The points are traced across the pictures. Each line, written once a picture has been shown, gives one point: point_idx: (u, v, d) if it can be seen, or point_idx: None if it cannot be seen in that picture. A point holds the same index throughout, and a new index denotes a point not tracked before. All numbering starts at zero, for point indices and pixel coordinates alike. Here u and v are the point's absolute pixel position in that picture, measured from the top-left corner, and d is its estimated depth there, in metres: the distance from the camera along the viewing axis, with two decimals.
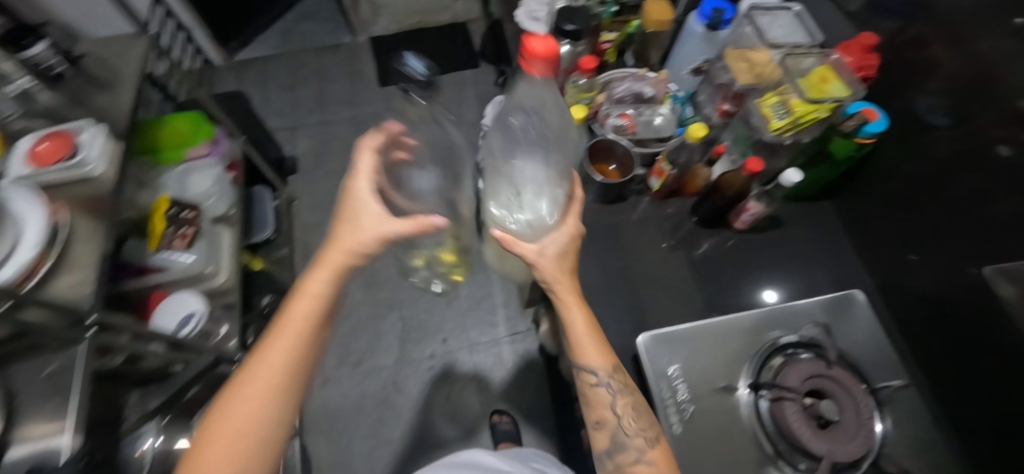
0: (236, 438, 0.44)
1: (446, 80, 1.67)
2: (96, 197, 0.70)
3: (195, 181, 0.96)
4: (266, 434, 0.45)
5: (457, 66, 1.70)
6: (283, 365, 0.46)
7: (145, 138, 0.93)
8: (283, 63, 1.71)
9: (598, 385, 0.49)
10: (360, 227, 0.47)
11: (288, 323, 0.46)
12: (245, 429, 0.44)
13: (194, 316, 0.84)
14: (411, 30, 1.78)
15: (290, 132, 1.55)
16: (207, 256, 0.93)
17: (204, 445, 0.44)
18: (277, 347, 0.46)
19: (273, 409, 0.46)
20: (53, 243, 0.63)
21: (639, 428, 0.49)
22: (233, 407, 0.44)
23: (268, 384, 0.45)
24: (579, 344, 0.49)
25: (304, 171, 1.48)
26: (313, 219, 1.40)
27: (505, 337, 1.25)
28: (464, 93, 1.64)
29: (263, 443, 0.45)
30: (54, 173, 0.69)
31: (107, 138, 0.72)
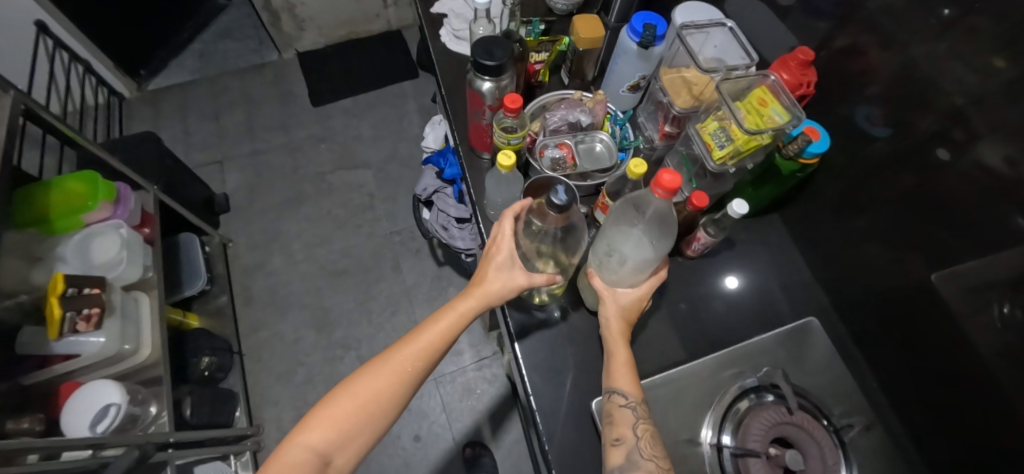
0: (360, 404, 0.53)
1: (385, 94, 1.58)
2: None
3: (99, 248, 0.86)
4: (392, 405, 0.54)
5: (394, 78, 1.60)
6: (420, 358, 0.55)
7: (30, 206, 0.81)
8: (203, 88, 1.57)
9: (625, 408, 0.49)
10: (505, 266, 0.56)
11: (435, 327, 0.56)
12: (382, 395, 0.54)
13: (112, 408, 0.75)
14: (342, 42, 1.67)
15: (218, 166, 1.43)
16: (123, 334, 0.84)
17: (335, 401, 0.53)
18: (419, 341, 0.56)
19: (403, 389, 0.55)
20: None
21: (654, 453, 0.47)
22: (367, 377, 0.54)
23: (399, 370, 0.54)
24: (614, 369, 0.53)
25: (237, 208, 1.37)
26: (252, 260, 1.30)
27: (470, 365, 1.22)
28: (405, 107, 1.56)
29: (386, 411, 0.54)
30: None
31: None
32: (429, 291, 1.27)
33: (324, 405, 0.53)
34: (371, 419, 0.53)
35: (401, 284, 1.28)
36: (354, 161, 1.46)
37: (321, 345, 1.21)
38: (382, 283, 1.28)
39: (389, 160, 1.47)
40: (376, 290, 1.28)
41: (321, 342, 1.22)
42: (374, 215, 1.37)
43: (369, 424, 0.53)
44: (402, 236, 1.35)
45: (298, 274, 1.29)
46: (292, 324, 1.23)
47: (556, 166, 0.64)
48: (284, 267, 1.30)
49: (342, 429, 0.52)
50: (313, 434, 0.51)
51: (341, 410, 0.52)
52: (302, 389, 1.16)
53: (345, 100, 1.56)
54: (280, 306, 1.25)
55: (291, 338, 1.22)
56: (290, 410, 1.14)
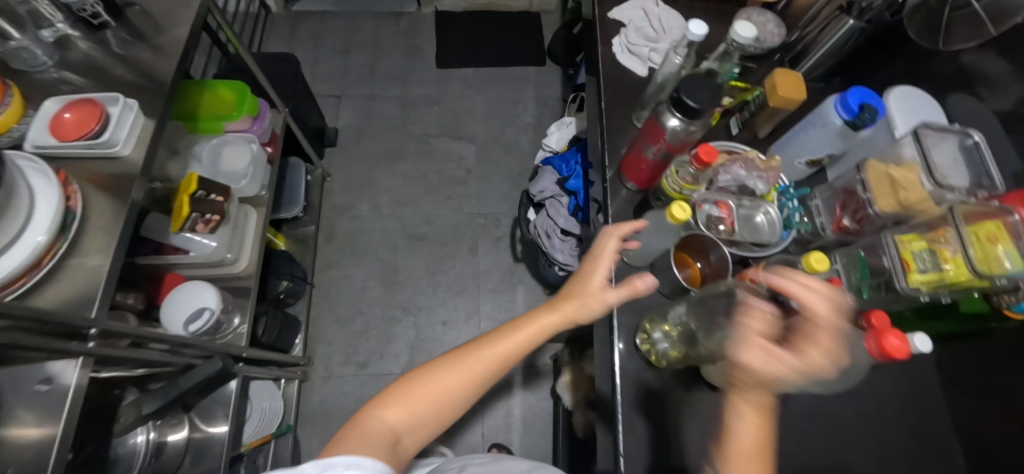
0: (436, 394, 0.52)
1: (507, 73, 1.55)
2: (121, 179, 0.64)
3: (230, 159, 0.89)
4: (461, 398, 0.53)
5: (520, 60, 1.57)
6: (500, 360, 0.55)
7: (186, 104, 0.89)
8: (342, 22, 1.60)
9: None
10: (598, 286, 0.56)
11: (519, 331, 0.56)
12: (454, 390, 0.53)
13: (206, 312, 0.78)
14: (480, 11, 1.65)
15: (335, 101, 1.47)
16: (230, 243, 0.87)
17: (412, 385, 0.53)
18: (501, 345, 0.55)
19: (471, 389, 0.54)
20: (64, 233, 0.57)
21: None
22: (448, 369, 0.53)
23: (473, 369, 0.54)
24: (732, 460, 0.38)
25: (343, 145, 1.40)
26: (343, 200, 1.33)
27: (519, 369, 1.20)
28: (523, 92, 1.53)
29: (453, 404, 0.53)
30: (76, 148, 0.61)
31: (140, 114, 0.65)
32: (499, 283, 1.26)
33: (401, 387, 0.53)
34: (447, 407, 0.53)
35: (473, 267, 1.28)
36: (460, 132, 1.45)
37: (383, 301, 1.23)
38: (455, 261, 1.28)
39: (494, 140, 1.45)
40: (448, 265, 1.28)
41: (384, 298, 1.24)
42: (465, 191, 1.37)
43: (442, 412, 0.53)
44: (486, 220, 1.33)
45: (381, 226, 1.31)
46: (363, 272, 1.26)
47: (711, 225, 0.59)
48: (369, 216, 1.32)
49: (419, 409, 0.51)
50: (391, 412, 0.50)
51: (421, 396, 0.52)
52: (357, 336, 1.20)
53: (467, 69, 1.55)
54: (357, 251, 1.28)
55: (359, 285, 1.24)
56: (341, 354, 1.18)
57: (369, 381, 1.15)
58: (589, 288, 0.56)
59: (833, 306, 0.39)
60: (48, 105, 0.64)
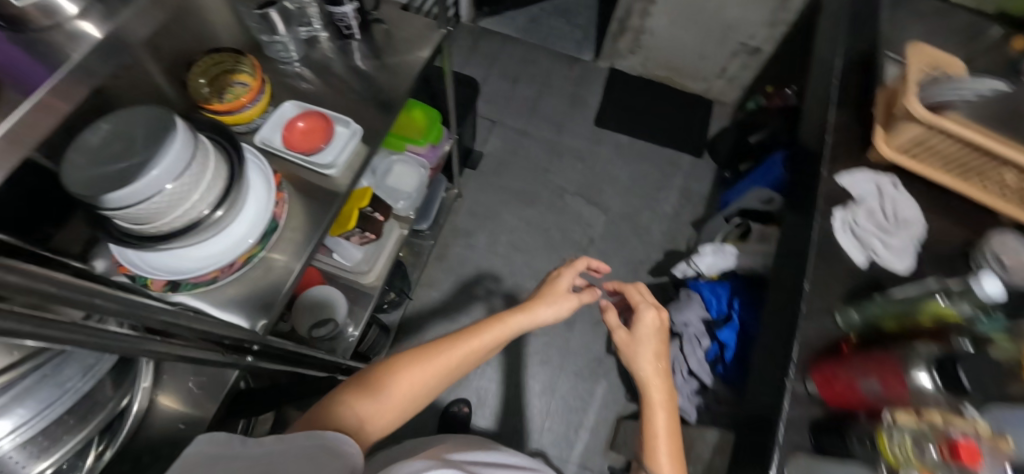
0: (398, 383, 0.62)
1: (662, 154, 1.49)
2: (321, 196, 0.66)
3: (397, 177, 0.91)
4: (448, 372, 0.65)
5: (677, 144, 1.50)
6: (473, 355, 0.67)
7: None
8: (519, 51, 1.62)
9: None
10: (563, 294, 0.77)
11: (484, 334, 0.69)
12: (435, 369, 0.64)
13: (330, 322, 0.81)
14: (655, 82, 1.60)
15: (489, 125, 1.48)
16: (369, 255, 0.89)
17: (395, 369, 0.62)
18: (468, 348, 0.67)
19: (462, 365, 0.67)
20: (264, 238, 0.60)
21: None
22: (415, 361, 0.64)
23: (448, 359, 0.65)
24: (654, 439, 0.62)
25: (482, 171, 1.41)
26: (465, 225, 1.34)
27: (575, 464, 1.13)
28: (672, 178, 1.46)
29: (443, 377, 0.65)
30: (298, 158, 0.65)
31: (358, 142, 0.68)
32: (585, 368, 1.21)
33: (376, 376, 0.62)
34: (422, 397, 0.63)
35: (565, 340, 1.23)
36: (596, 198, 1.41)
37: None
38: (548, 328, 1.26)
39: (627, 218, 1.39)
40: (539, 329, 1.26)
41: None
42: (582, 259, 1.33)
43: (411, 400, 0.62)
44: None
45: (490, 264, 1.30)
46: (458, 304, 1.25)
47: None
48: (483, 249, 1.32)
49: (397, 386, 0.61)
50: (361, 398, 0.58)
51: (401, 383, 0.61)
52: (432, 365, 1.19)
53: (624, 137, 1.50)
54: (460, 281, 1.28)
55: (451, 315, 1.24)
56: None
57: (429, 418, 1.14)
58: (543, 303, 0.75)
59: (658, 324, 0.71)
60: (285, 106, 0.68)
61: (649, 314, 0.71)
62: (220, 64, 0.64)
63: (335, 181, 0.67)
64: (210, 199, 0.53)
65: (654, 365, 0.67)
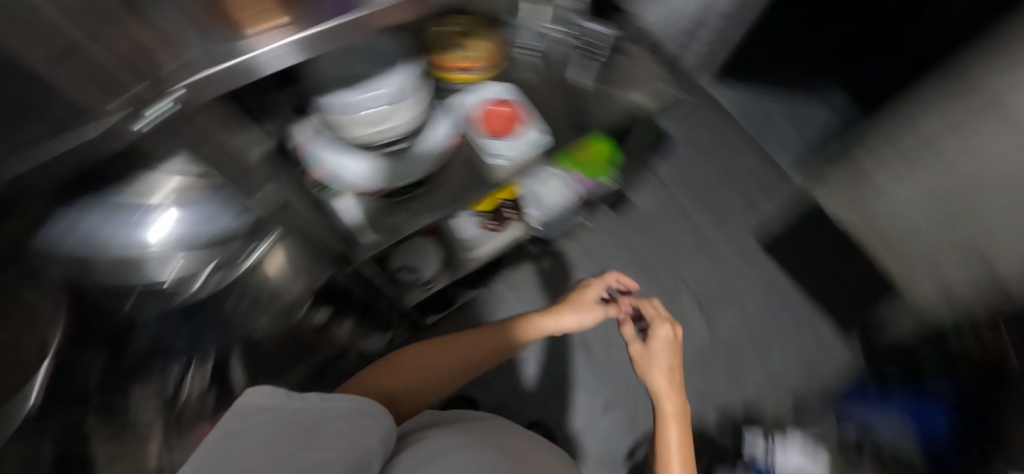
0: (428, 367, 0.66)
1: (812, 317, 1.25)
2: (474, 181, 0.71)
3: (545, 188, 0.93)
4: (473, 361, 0.70)
5: (837, 319, 1.24)
6: (498, 344, 0.72)
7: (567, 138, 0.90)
8: (739, 131, 1.38)
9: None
10: (589, 303, 0.84)
11: (505, 332, 0.74)
12: (464, 354, 0.69)
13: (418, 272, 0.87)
14: None
15: (654, 179, 1.37)
16: (481, 238, 0.91)
17: (418, 355, 0.67)
18: (489, 340, 0.72)
19: (489, 354, 0.72)
20: (415, 182, 0.66)
21: None
22: (444, 344, 0.69)
23: (472, 350, 0.70)
24: (665, 453, 0.67)
25: (620, 218, 1.33)
26: (570, 256, 1.29)
27: None
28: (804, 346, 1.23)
29: (469, 364, 0.70)
30: (478, 140, 0.69)
31: (531, 152, 0.70)
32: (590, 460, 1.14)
33: (400, 359, 0.66)
34: (459, 376, 0.69)
35: (586, 422, 1.17)
36: (709, 314, 1.26)
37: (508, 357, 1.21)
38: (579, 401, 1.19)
39: (728, 353, 1.23)
40: (571, 393, 1.19)
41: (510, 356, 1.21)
42: None
43: (434, 384, 0.66)
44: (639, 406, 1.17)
45: None
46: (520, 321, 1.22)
47: None
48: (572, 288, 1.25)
49: (423, 369, 0.66)
50: (385, 378, 0.63)
51: (424, 364, 0.66)
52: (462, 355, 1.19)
53: (781, 275, 1.29)
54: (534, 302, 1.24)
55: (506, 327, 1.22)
56: None
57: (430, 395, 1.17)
58: (571, 308, 0.82)
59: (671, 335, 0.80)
60: (493, 89, 0.72)
61: (663, 328, 0.80)
62: (461, 28, 0.62)
63: (499, 172, 0.72)
64: (404, 127, 0.60)
65: (665, 377, 0.75)
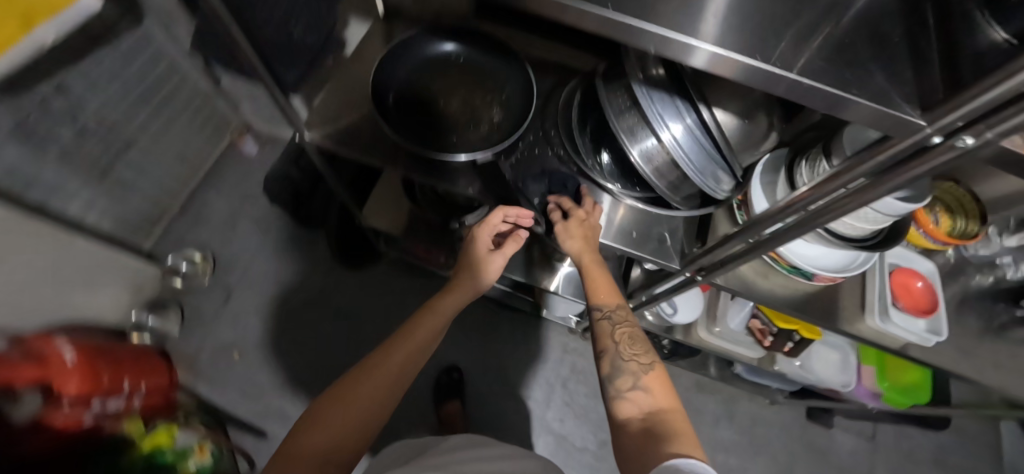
0: (369, 398, 0.48)
1: None
2: (826, 301, 0.64)
3: (825, 357, 0.84)
4: (416, 355, 0.52)
5: None
6: (413, 355, 0.52)
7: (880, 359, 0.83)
8: None
9: (602, 320, 0.55)
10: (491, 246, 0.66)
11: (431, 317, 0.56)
12: (404, 362, 0.51)
13: (667, 312, 0.84)
14: None
15: (853, 427, 1.23)
16: (734, 332, 0.86)
17: (356, 379, 0.49)
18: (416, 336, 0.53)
19: (425, 341, 0.54)
20: (785, 267, 0.61)
21: (635, 356, 0.51)
22: (365, 377, 0.49)
23: (400, 355, 0.51)
24: (598, 290, 0.58)
25: (791, 418, 1.21)
26: (720, 400, 1.21)
27: None
28: None
29: (415, 356, 0.52)
30: (877, 286, 0.62)
31: (902, 341, 0.61)
32: None
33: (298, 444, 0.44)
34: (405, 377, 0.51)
35: None
36: None
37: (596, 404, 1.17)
38: None
39: None
40: None
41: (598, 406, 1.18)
42: None
43: (375, 419, 0.48)
44: None
45: None
46: None
47: None
48: (700, 423, 1.18)
49: (363, 412, 0.47)
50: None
51: (359, 400, 0.47)
52: (578, 373, 1.18)
53: None
54: None
55: None
56: (561, 348, 1.21)
57: (529, 372, 1.17)
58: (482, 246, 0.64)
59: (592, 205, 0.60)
60: (922, 266, 0.64)
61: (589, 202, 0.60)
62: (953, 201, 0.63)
63: (858, 324, 0.62)
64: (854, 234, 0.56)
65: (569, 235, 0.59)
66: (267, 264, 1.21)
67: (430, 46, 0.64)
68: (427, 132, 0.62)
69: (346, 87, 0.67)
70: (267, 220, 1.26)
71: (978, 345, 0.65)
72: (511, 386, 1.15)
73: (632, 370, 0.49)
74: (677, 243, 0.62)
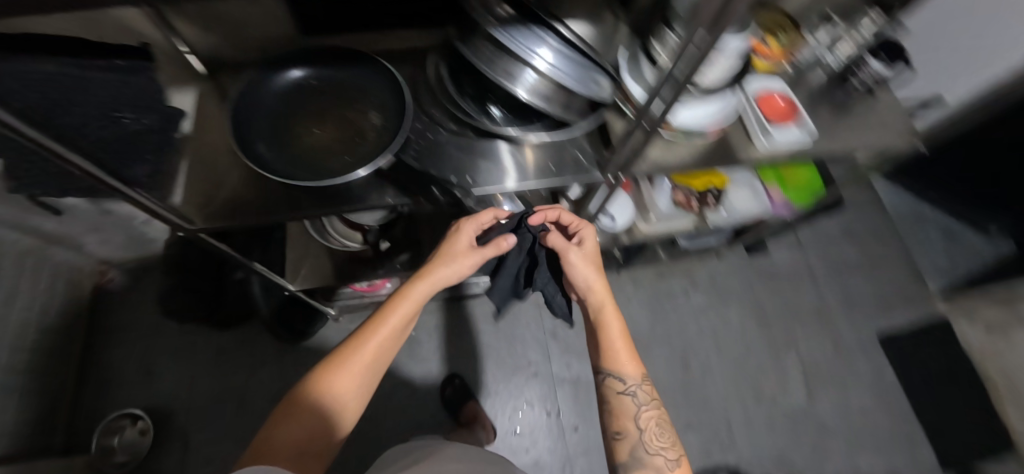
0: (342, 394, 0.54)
1: (889, 428, 1.25)
2: (726, 148, 0.72)
3: (739, 194, 0.95)
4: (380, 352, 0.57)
5: (922, 441, 1.25)
6: (388, 339, 0.58)
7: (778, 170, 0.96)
8: (888, 227, 1.51)
9: (623, 394, 0.61)
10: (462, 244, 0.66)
11: (395, 313, 0.59)
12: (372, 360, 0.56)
13: (611, 223, 0.89)
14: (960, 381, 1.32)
15: (785, 242, 1.43)
16: (669, 215, 0.94)
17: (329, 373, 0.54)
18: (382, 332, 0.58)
19: (391, 339, 0.59)
20: (683, 135, 0.68)
21: (658, 449, 0.57)
22: (339, 373, 0.54)
23: (367, 354, 0.56)
24: (619, 355, 0.62)
25: (739, 261, 1.38)
26: (682, 276, 1.33)
27: None
28: (875, 452, 1.22)
29: (380, 355, 0.57)
30: (752, 115, 0.71)
31: (791, 148, 0.71)
32: None
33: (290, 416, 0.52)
34: (372, 370, 0.57)
35: None
36: (789, 380, 1.26)
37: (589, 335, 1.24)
38: None
39: (797, 424, 1.21)
40: None
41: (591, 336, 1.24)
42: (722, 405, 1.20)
43: (349, 405, 0.55)
44: (699, 431, 1.18)
45: (663, 321, 1.27)
46: (625, 311, 1.27)
47: None
48: (678, 303, 1.30)
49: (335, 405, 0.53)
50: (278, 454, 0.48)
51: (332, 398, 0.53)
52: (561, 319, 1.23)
53: (870, 381, 1.29)
54: (647, 303, 1.29)
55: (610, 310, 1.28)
56: (537, 305, 1.24)
57: (521, 342, 1.20)
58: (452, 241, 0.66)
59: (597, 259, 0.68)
60: (773, 85, 0.74)
61: (591, 243, 0.68)
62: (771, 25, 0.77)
63: (753, 151, 0.72)
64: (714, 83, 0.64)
65: (592, 269, 0.66)
66: (212, 386, 1.09)
67: (275, 83, 0.61)
68: (315, 165, 0.58)
69: (205, 162, 0.61)
70: (187, 344, 1.12)
71: (837, 128, 0.79)
72: (509, 362, 1.17)
73: (655, 463, 0.56)
74: (590, 156, 0.66)
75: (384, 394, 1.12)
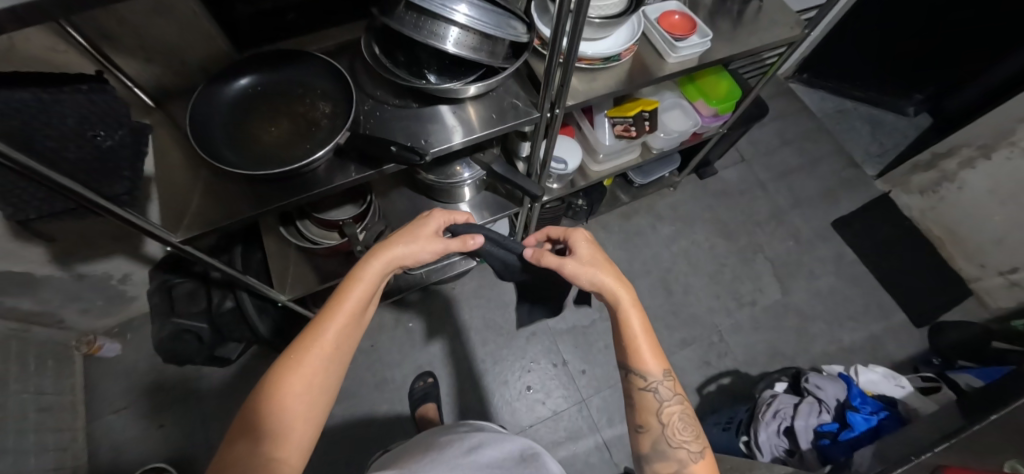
0: (305, 391, 0.49)
1: (861, 297, 1.37)
2: (642, 69, 0.80)
3: (671, 115, 1.04)
4: (340, 341, 0.53)
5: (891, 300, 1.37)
6: (347, 326, 0.54)
7: (699, 85, 1.05)
8: (818, 125, 1.65)
9: (646, 391, 0.57)
10: (422, 231, 0.64)
11: (350, 297, 0.55)
12: (332, 349, 0.52)
13: (562, 166, 0.96)
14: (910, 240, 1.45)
15: (730, 160, 1.54)
16: (613, 149, 1.01)
17: (285, 370, 0.50)
18: (339, 320, 0.53)
19: (351, 327, 0.55)
20: (602, 62, 0.75)
21: (681, 443, 0.56)
22: (298, 366, 0.50)
23: (325, 346, 0.52)
24: (639, 352, 0.57)
25: (694, 185, 1.48)
26: (646, 212, 1.42)
27: (562, 433, 1.12)
28: (854, 321, 1.33)
29: (340, 342, 0.53)
30: (658, 35, 0.79)
31: (698, 56, 0.80)
32: None
33: (253, 425, 0.47)
34: (334, 361, 0.52)
35: None
36: (765, 279, 1.36)
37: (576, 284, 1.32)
38: None
39: (780, 314, 1.32)
40: None
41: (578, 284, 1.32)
42: (710, 316, 1.30)
43: (317, 402, 0.50)
44: (696, 344, 1.26)
45: (640, 255, 1.36)
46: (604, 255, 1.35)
47: None
48: (648, 237, 1.39)
49: (303, 404, 0.49)
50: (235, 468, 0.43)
51: (296, 394, 0.49)
52: None
53: (834, 262, 1.41)
54: (621, 243, 1.37)
55: None
56: None
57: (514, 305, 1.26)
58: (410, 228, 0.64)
59: (599, 256, 0.63)
60: (671, 9, 0.83)
61: (583, 244, 0.64)
62: None
63: (668, 67, 0.80)
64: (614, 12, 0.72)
65: (598, 269, 0.60)
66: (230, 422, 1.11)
67: (222, 94, 0.65)
68: (279, 158, 0.63)
69: (173, 182, 0.65)
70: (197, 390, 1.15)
71: (737, 32, 0.88)
72: (508, 327, 1.23)
73: (678, 457, 0.55)
74: (525, 101, 0.73)
75: (399, 385, 1.16)
